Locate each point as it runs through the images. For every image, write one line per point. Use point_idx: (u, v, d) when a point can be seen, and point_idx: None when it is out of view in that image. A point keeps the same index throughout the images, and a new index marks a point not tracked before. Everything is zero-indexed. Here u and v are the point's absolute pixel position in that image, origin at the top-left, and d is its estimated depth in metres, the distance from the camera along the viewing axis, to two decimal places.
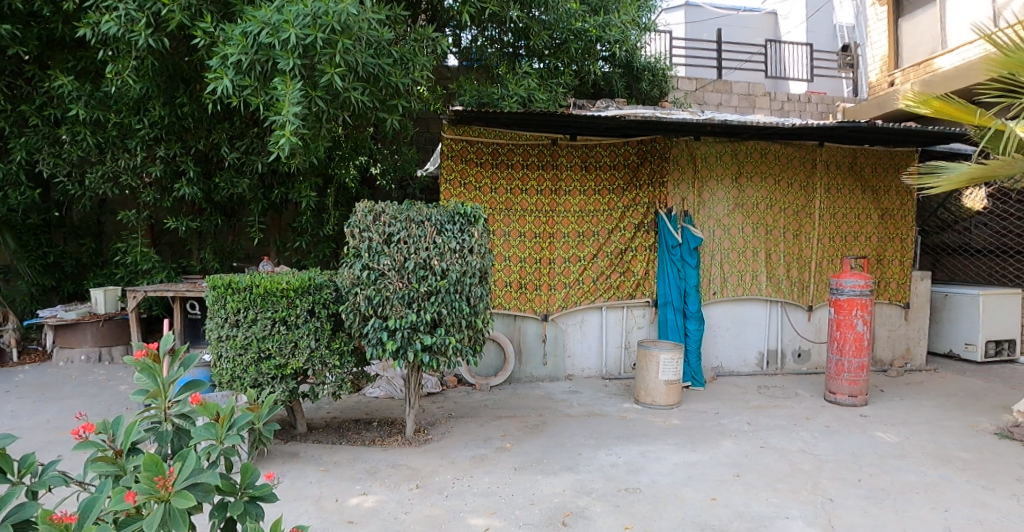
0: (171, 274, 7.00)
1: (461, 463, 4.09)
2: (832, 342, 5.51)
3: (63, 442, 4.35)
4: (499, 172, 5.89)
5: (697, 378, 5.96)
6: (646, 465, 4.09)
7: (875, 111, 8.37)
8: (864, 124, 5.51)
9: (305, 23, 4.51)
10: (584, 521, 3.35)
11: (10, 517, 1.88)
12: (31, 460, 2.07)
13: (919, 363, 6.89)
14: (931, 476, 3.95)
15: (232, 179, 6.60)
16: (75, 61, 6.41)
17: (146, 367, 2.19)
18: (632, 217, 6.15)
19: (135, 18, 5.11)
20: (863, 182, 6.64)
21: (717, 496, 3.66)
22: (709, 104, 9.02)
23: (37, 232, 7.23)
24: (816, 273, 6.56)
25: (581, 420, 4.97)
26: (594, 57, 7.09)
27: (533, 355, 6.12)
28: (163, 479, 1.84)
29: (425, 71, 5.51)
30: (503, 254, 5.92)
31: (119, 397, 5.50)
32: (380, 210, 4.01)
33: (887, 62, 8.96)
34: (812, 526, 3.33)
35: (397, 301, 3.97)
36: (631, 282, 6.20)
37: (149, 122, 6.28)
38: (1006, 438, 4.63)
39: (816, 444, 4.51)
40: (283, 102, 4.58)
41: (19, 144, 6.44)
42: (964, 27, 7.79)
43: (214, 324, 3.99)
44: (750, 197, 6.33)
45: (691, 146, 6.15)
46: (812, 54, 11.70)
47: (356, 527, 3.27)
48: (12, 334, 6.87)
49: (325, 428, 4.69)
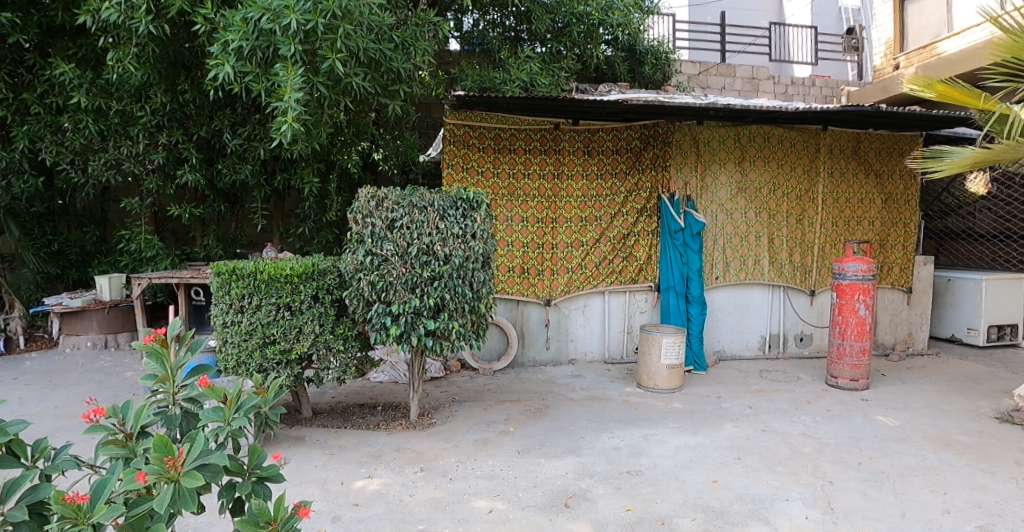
0: (174, 261, 7.05)
1: (465, 446, 4.13)
2: (833, 326, 5.52)
3: (73, 428, 4.41)
4: (501, 156, 5.88)
5: (699, 362, 5.99)
6: (647, 447, 4.13)
7: (880, 95, 8.37)
8: (870, 108, 5.45)
9: (306, 8, 4.47)
10: (587, 503, 3.39)
11: (25, 499, 1.93)
12: (44, 444, 2.11)
13: (921, 346, 6.91)
14: (931, 459, 3.98)
15: (234, 165, 6.63)
16: (75, 49, 6.38)
17: (154, 352, 2.22)
18: (635, 202, 6.13)
19: (135, 5, 5.07)
20: (866, 166, 6.61)
21: (717, 479, 3.69)
22: (712, 87, 8.94)
23: (41, 221, 7.27)
24: (819, 257, 6.56)
25: (584, 404, 5.00)
26: (596, 42, 7.00)
27: (536, 339, 6.15)
28: (173, 459, 1.89)
29: (426, 56, 5.56)
30: (506, 239, 5.95)
31: (126, 384, 5.56)
32: (383, 195, 4.02)
33: (893, 45, 8.87)
34: (812, 508, 3.37)
35: (401, 286, 4.00)
36: (633, 266, 6.21)
37: (151, 109, 6.28)
38: (1006, 422, 4.64)
39: (817, 427, 4.54)
40: (285, 87, 4.55)
41: (21, 132, 6.42)
42: (971, 9, 7.72)
43: (218, 310, 4.01)
44: (753, 182, 6.31)
45: (695, 130, 6.14)
46: (816, 37, 11.65)
47: (362, 510, 3.31)
48: (18, 322, 7.07)
49: (329, 413, 4.73)
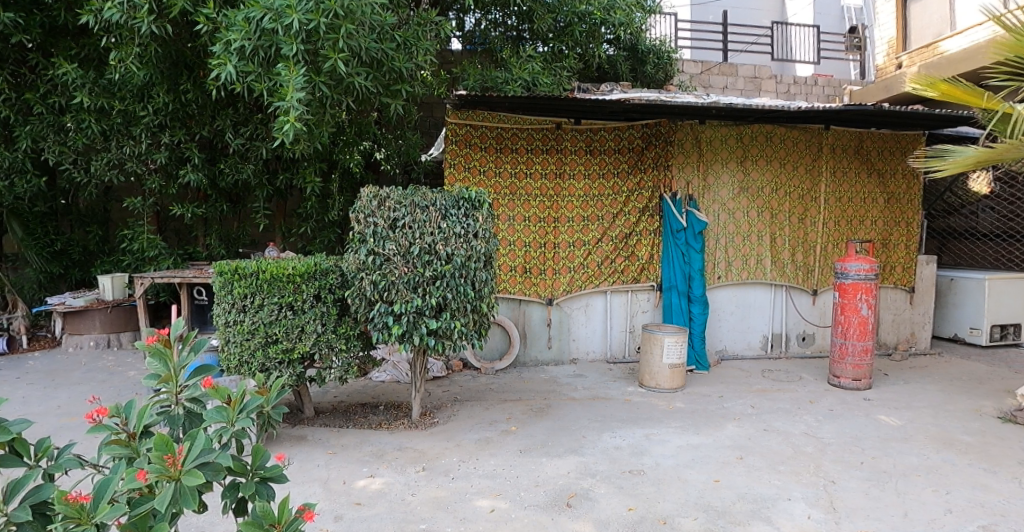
0: (177, 261, 7.06)
1: (467, 446, 4.13)
2: (836, 326, 5.51)
3: (75, 427, 4.42)
4: (503, 156, 5.88)
5: (701, 362, 5.98)
6: (649, 447, 4.13)
7: (883, 95, 8.36)
8: (873, 108, 5.44)
9: (308, 8, 4.46)
10: (589, 502, 3.39)
11: (28, 499, 1.93)
12: (47, 444, 2.12)
13: (923, 346, 6.90)
14: (933, 459, 3.98)
15: (236, 165, 6.65)
16: (78, 49, 6.39)
17: (157, 351, 2.24)
18: (637, 202, 6.13)
19: (137, 5, 5.08)
20: (869, 165, 6.60)
21: (719, 478, 3.69)
22: (714, 87, 8.93)
23: (44, 220, 7.28)
24: (821, 257, 6.56)
25: (585, 404, 5.00)
26: (598, 41, 6.99)
27: (538, 339, 6.15)
28: (173, 457, 1.90)
29: (428, 56, 5.56)
30: (508, 239, 5.95)
31: (128, 383, 5.57)
32: (385, 194, 4.02)
33: (896, 44, 8.86)
34: (814, 508, 3.36)
35: (403, 285, 4.00)
36: (635, 266, 6.21)
37: (153, 109, 6.29)
38: (1009, 422, 4.63)
39: (819, 427, 4.53)
40: (287, 87, 4.55)
41: (24, 132, 6.43)
42: (974, 7, 7.70)
43: (221, 310, 4.01)
44: (755, 181, 6.30)
45: (697, 129, 6.13)
46: (818, 35, 11.64)
47: (364, 509, 3.31)
48: (21, 321, 7.08)
49: (331, 413, 4.73)
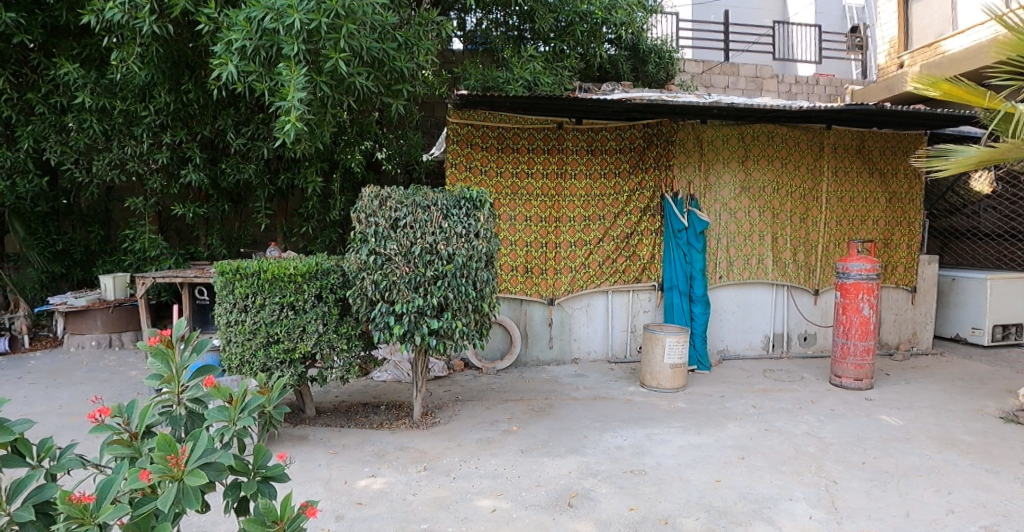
0: (178, 261, 7.06)
1: (468, 446, 4.13)
2: (837, 325, 5.50)
3: (77, 427, 4.43)
4: (504, 156, 5.87)
5: (703, 361, 5.97)
6: (650, 447, 4.12)
7: (885, 94, 8.34)
8: (874, 107, 5.43)
9: (309, 8, 4.46)
10: (590, 502, 3.39)
11: (30, 499, 1.93)
12: (49, 444, 2.12)
13: (925, 346, 6.89)
14: (935, 459, 3.97)
15: (238, 165, 6.65)
16: (80, 49, 6.40)
17: (159, 352, 2.22)
18: (638, 202, 6.12)
19: (139, 5, 5.09)
20: (870, 164, 6.59)
21: (721, 478, 3.69)
22: (715, 86, 8.92)
23: (45, 220, 7.29)
24: (823, 257, 6.55)
25: (587, 404, 5.00)
26: (600, 40, 6.99)
27: (539, 339, 6.15)
28: (175, 458, 1.89)
29: (429, 55, 5.56)
30: (509, 239, 5.95)
31: (130, 383, 5.58)
32: (386, 194, 4.02)
33: (897, 43, 8.85)
34: (815, 508, 3.36)
35: (404, 285, 4.00)
36: (636, 266, 6.20)
37: (155, 109, 6.29)
38: (1011, 422, 4.62)
39: (820, 427, 4.53)
40: (288, 87, 4.55)
41: (26, 132, 6.43)
42: (976, 6, 7.69)
43: (222, 309, 4.02)
44: (756, 181, 6.29)
45: (698, 129, 6.13)
46: (820, 35, 11.62)
47: (365, 509, 3.32)
48: (23, 321, 7.07)
49: (333, 412, 4.73)
